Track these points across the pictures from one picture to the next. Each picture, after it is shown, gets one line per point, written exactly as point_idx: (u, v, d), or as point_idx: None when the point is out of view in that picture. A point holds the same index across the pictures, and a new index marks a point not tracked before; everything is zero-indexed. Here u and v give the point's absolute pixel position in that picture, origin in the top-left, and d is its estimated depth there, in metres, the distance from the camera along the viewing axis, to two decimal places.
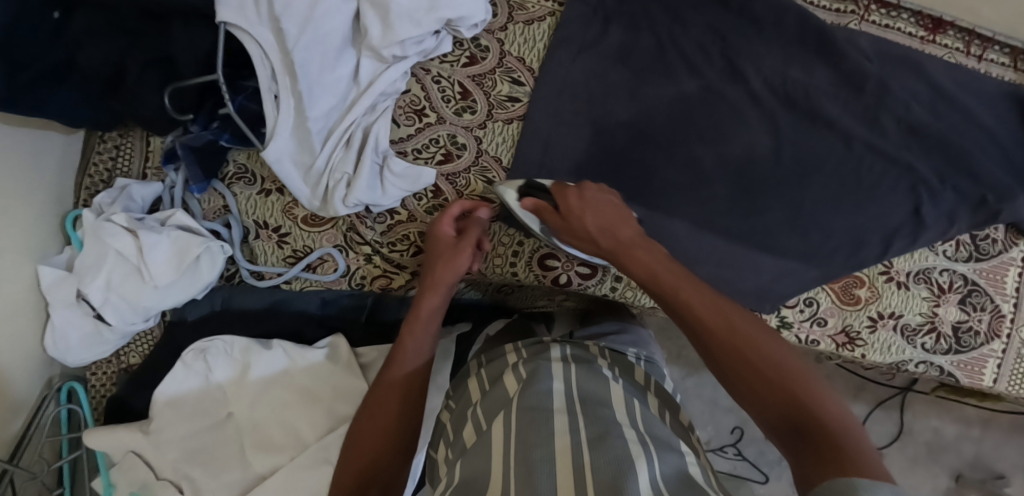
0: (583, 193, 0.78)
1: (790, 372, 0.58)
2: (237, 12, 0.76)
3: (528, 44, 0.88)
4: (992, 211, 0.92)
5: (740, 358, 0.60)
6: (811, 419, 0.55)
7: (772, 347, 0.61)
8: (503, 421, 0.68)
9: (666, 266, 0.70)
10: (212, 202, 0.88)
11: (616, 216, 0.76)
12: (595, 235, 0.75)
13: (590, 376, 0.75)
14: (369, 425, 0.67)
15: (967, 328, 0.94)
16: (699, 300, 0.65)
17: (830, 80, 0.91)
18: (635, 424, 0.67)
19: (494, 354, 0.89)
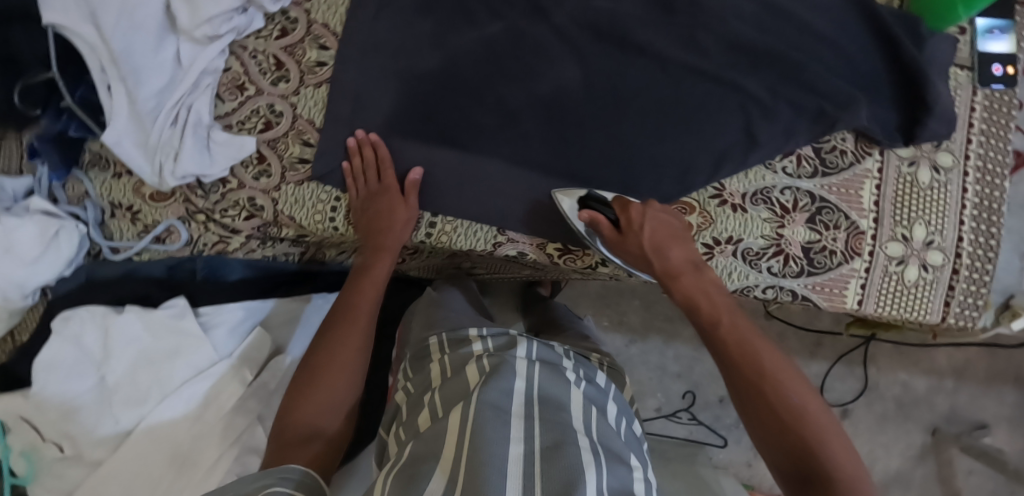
0: (646, 210, 0.82)
1: (800, 416, 0.67)
2: (61, 13, 0.88)
3: (332, 10, 0.93)
4: (831, 120, 0.87)
5: (766, 405, 0.68)
6: (816, 466, 0.65)
7: (793, 389, 0.69)
8: (460, 409, 0.72)
9: (718, 297, 0.77)
10: (75, 189, 0.98)
11: (676, 240, 0.81)
12: (648, 254, 0.79)
13: (548, 379, 0.78)
14: (314, 388, 0.77)
15: (820, 248, 0.89)
16: (733, 336, 0.73)
17: (637, 5, 0.90)
18: (589, 433, 0.72)
19: (457, 340, 0.89)
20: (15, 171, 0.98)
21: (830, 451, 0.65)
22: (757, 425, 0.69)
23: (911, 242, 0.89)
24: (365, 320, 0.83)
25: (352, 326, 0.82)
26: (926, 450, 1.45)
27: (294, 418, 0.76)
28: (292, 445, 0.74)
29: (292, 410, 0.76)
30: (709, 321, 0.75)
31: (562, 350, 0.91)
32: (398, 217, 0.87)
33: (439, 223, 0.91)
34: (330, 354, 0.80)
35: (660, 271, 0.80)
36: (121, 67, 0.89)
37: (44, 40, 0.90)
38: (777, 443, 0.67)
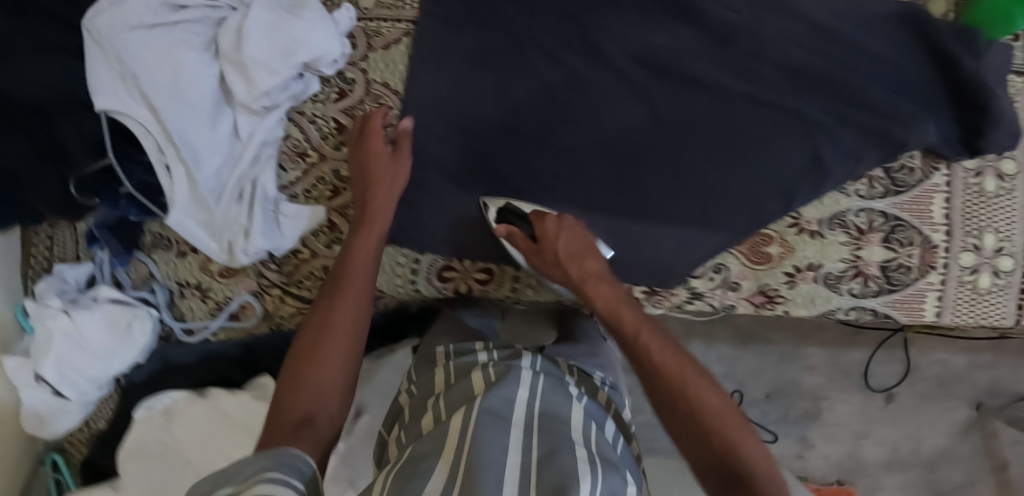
0: (561, 221, 0.81)
1: (720, 414, 0.65)
2: (113, 98, 0.84)
3: (389, 67, 0.92)
4: (897, 141, 0.87)
5: (681, 412, 0.66)
6: (739, 466, 0.61)
7: (702, 396, 0.66)
8: (463, 412, 0.71)
9: (602, 295, 0.76)
10: (139, 271, 0.95)
11: (586, 253, 0.80)
12: (564, 262, 0.79)
13: (553, 392, 0.77)
14: (304, 372, 0.67)
15: (896, 265, 0.91)
16: (659, 350, 0.69)
17: (697, 39, 0.88)
18: (587, 444, 0.69)
19: (462, 347, 0.89)
20: (73, 257, 0.96)
21: (750, 453, 0.62)
22: (679, 430, 0.66)
23: (982, 251, 0.91)
24: (349, 304, 0.74)
25: (341, 314, 0.72)
26: (970, 424, 1.47)
27: (280, 409, 0.64)
28: (284, 429, 0.62)
29: (280, 404, 0.65)
30: (623, 330, 0.73)
31: (569, 366, 0.89)
32: (383, 190, 0.83)
33: (522, 279, 0.90)
34: (314, 336, 0.70)
35: (569, 280, 0.79)
36: (182, 152, 0.87)
37: (96, 124, 0.86)
38: (698, 443, 0.64)
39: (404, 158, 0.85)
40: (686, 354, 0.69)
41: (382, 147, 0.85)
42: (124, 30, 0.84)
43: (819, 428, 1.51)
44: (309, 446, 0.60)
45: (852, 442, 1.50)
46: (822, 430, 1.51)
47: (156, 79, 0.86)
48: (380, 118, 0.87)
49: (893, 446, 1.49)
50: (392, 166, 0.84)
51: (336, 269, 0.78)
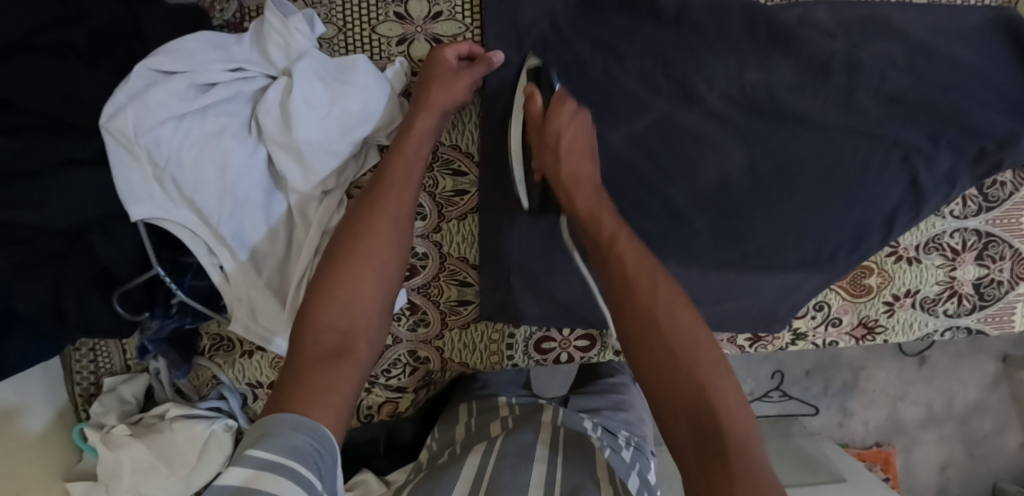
0: (576, 112, 0.75)
1: (694, 350, 0.59)
2: (150, 205, 0.73)
3: (458, 129, 0.83)
4: (993, 161, 0.84)
5: (658, 339, 0.59)
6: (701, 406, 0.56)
7: (686, 324, 0.60)
8: (479, 456, 0.72)
9: (583, 197, 0.71)
10: (201, 376, 0.86)
11: (579, 162, 0.73)
12: (563, 155, 0.73)
13: (575, 440, 0.78)
14: (340, 285, 0.67)
15: (988, 281, 0.90)
16: (631, 258, 0.65)
17: (794, 71, 0.82)
18: (613, 483, 0.69)
19: (484, 402, 0.87)
20: (122, 369, 0.86)
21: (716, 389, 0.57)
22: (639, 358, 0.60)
23: None
24: (384, 225, 0.71)
25: (377, 240, 0.70)
26: (998, 376, 1.57)
27: (318, 319, 0.64)
28: (320, 347, 0.62)
29: (314, 308, 0.65)
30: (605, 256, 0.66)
31: (589, 425, 0.85)
32: (439, 103, 0.76)
33: None
34: (352, 235, 0.70)
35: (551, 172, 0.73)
36: (236, 254, 0.78)
37: (133, 234, 0.75)
38: (652, 369, 0.59)
39: (468, 76, 0.77)
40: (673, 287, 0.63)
41: (452, 59, 0.78)
42: (154, 124, 0.72)
43: (859, 397, 1.58)
44: (346, 371, 0.61)
45: (890, 405, 1.59)
46: (862, 398, 1.58)
47: (200, 177, 0.75)
48: (464, 43, 0.80)
49: (929, 404, 1.58)
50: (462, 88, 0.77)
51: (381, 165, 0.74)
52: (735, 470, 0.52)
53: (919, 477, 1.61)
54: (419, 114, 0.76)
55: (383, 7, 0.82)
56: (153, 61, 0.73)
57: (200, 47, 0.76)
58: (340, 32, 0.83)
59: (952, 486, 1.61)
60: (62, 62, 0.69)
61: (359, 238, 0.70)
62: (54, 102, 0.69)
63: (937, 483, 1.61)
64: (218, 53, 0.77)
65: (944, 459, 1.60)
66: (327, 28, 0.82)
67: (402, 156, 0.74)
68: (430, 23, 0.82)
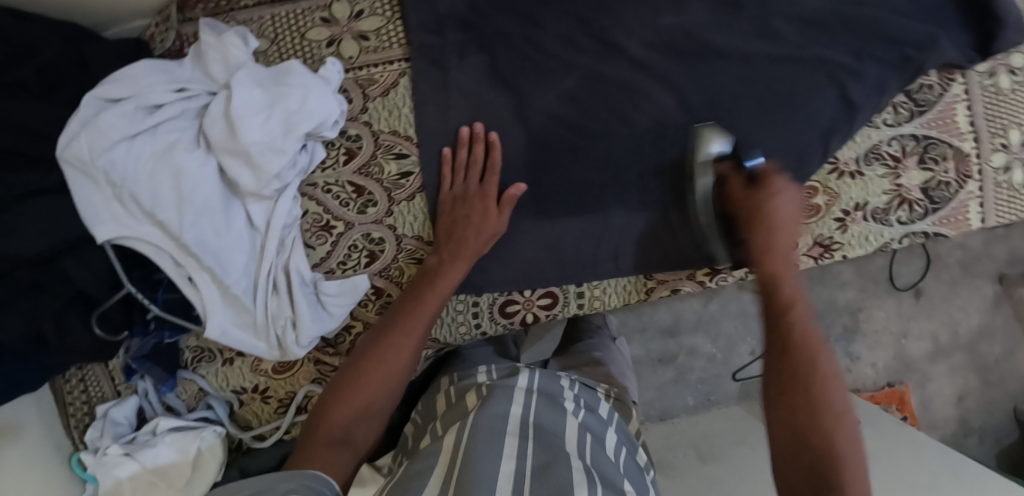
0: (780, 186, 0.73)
1: (826, 404, 0.61)
2: (114, 224, 0.78)
3: (394, 114, 0.85)
4: (917, 64, 0.87)
5: (803, 394, 0.63)
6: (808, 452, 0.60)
7: (827, 386, 0.63)
8: (455, 433, 0.73)
9: (781, 210, 0.71)
10: (188, 389, 0.89)
11: (793, 224, 0.71)
12: (779, 223, 0.71)
13: (548, 408, 0.79)
14: (354, 394, 0.77)
15: (936, 184, 0.92)
16: (781, 243, 0.70)
17: (708, 9, 0.85)
18: (584, 456, 0.71)
19: (466, 371, 0.90)
20: (112, 395, 0.89)
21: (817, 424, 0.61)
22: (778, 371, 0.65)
23: (1010, 147, 0.93)
24: (404, 349, 0.79)
25: (394, 351, 0.79)
26: (999, 298, 1.55)
27: (332, 419, 0.76)
28: (323, 442, 0.74)
29: (331, 407, 0.77)
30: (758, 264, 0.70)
31: (568, 379, 0.89)
32: (472, 251, 0.80)
33: (586, 291, 0.88)
34: (376, 356, 0.79)
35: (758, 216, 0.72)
36: (204, 261, 0.81)
37: (102, 258, 0.79)
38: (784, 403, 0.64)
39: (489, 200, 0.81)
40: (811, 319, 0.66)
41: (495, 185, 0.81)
42: (109, 146, 0.76)
43: (862, 340, 1.57)
44: (340, 466, 0.73)
45: (895, 344, 1.57)
46: (866, 341, 1.57)
47: (156, 193, 0.78)
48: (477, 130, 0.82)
49: (934, 337, 1.57)
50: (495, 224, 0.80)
51: (413, 286, 0.82)
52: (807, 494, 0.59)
53: (937, 412, 1.58)
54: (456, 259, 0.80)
55: (310, 15, 0.86)
56: (101, 90, 0.77)
57: (145, 72, 0.80)
58: (273, 43, 0.86)
59: (974, 419, 1.58)
60: (14, 100, 0.74)
61: (381, 357, 0.78)
62: (14, 140, 0.74)
63: (956, 415, 1.58)
64: (163, 76, 0.81)
65: (959, 390, 1.58)
66: (261, 41, 0.86)
67: (436, 290, 0.80)
68: (354, 21, 0.85)
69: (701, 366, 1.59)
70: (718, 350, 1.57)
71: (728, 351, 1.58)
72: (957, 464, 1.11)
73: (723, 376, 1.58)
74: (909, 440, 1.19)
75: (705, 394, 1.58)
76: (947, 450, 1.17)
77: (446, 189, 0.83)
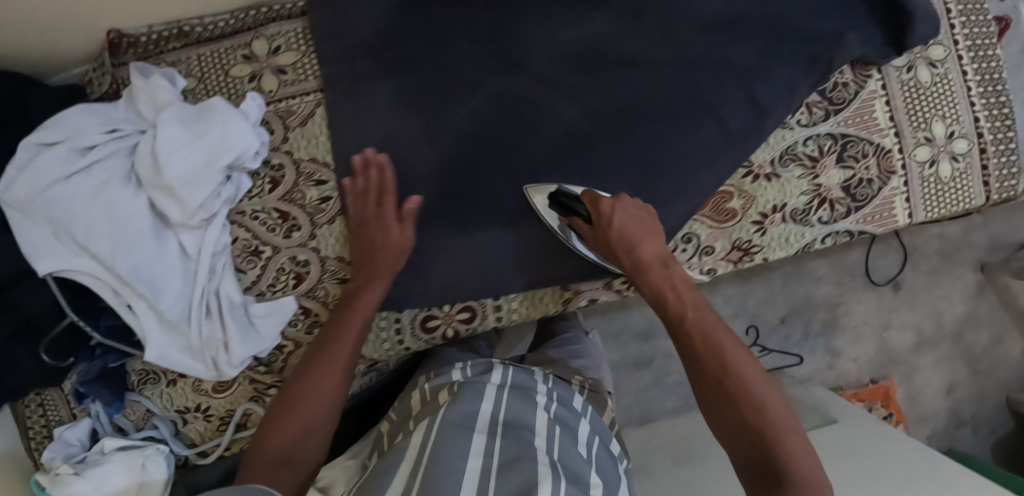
0: (618, 204, 0.80)
1: (768, 414, 0.68)
2: (53, 258, 0.82)
3: (312, 143, 0.89)
4: (826, 62, 0.88)
5: (733, 411, 0.69)
6: (777, 461, 0.66)
7: (767, 398, 0.69)
8: (427, 427, 0.73)
9: (647, 247, 0.79)
10: (136, 409, 0.94)
11: (642, 228, 0.80)
12: (617, 244, 0.80)
13: (519, 402, 0.79)
14: (290, 420, 0.76)
15: (857, 182, 0.91)
16: (659, 277, 0.79)
17: (609, 21, 0.87)
18: (549, 452, 0.72)
19: (440, 370, 0.90)
20: (69, 417, 0.94)
21: (776, 427, 0.67)
22: (719, 403, 0.70)
23: (934, 141, 0.92)
24: (334, 368, 0.80)
25: (326, 370, 0.79)
26: (981, 285, 1.51)
27: (270, 439, 0.75)
28: (262, 468, 0.73)
29: (271, 429, 0.76)
30: (658, 295, 0.78)
31: (539, 372, 0.90)
32: (384, 273, 0.83)
33: (504, 305, 0.91)
34: (311, 375, 0.79)
35: (630, 263, 0.80)
36: (138, 289, 0.85)
37: (46, 289, 0.84)
38: (744, 426, 0.68)
39: (393, 223, 0.83)
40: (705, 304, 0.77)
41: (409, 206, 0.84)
42: (45, 188, 0.81)
43: (843, 334, 1.51)
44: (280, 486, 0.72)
45: (876, 337, 1.52)
46: (847, 335, 1.51)
47: (90, 228, 0.83)
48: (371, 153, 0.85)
49: (917, 328, 1.52)
50: (402, 240, 0.83)
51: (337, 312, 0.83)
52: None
53: (925, 406, 1.51)
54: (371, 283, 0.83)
55: (232, 53, 0.90)
56: (36, 136, 0.82)
57: (79, 116, 0.85)
58: (200, 82, 0.90)
59: (964, 409, 1.52)
60: None
61: (314, 376, 0.79)
62: None
63: (947, 407, 1.52)
64: (96, 119, 0.86)
65: (948, 380, 1.52)
66: (189, 80, 0.90)
67: (357, 313, 0.82)
68: (272, 56, 0.89)
69: (678, 370, 1.56)
70: None
71: None
72: (934, 462, 1.06)
73: None
74: (887, 438, 1.15)
75: (685, 398, 1.56)
76: (921, 445, 1.13)
77: (354, 210, 0.84)
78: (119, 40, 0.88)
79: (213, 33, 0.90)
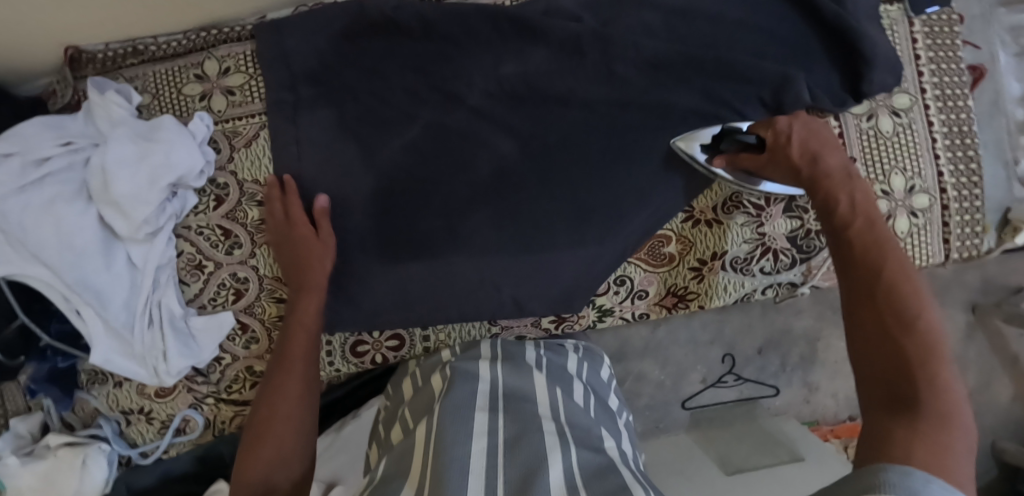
0: (798, 120, 0.80)
1: (918, 319, 0.60)
2: (5, 264, 0.84)
3: (256, 165, 0.92)
4: (775, 109, 0.84)
5: (874, 320, 0.61)
6: (910, 380, 0.57)
7: (913, 294, 0.61)
8: (426, 424, 0.71)
9: (835, 156, 0.76)
10: (83, 408, 0.98)
11: (832, 142, 0.78)
12: (798, 150, 0.77)
13: (513, 379, 0.80)
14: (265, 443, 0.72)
15: (804, 233, 0.88)
16: (848, 188, 0.72)
17: (548, 58, 0.86)
18: (555, 416, 0.73)
19: (432, 356, 0.90)
20: (25, 410, 0.98)
21: (919, 333, 0.59)
22: (864, 321, 0.62)
23: (892, 194, 0.87)
24: (295, 383, 0.77)
25: (287, 383, 0.77)
26: (971, 327, 1.39)
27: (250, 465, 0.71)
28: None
29: (247, 454, 0.72)
30: (829, 201, 0.72)
31: (530, 345, 0.90)
32: (316, 283, 0.84)
33: (431, 333, 0.93)
34: (274, 388, 0.77)
35: (811, 163, 0.75)
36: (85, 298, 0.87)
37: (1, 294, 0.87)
38: (880, 349, 0.60)
39: (319, 242, 0.84)
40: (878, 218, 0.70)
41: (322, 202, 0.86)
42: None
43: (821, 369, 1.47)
44: None
45: None
46: (825, 370, 1.47)
47: (40, 239, 0.85)
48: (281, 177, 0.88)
49: None
50: (324, 247, 0.84)
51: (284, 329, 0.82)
52: (913, 430, 0.53)
53: None
54: (303, 294, 0.83)
55: (185, 71, 0.92)
56: None
57: (34, 130, 0.87)
58: (156, 98, 0.93)
59: None
60: None
61: (275, 392, 0.76)
62: None
63: None
64: (51, 132, 0.88)
65: None
66: (144, 96, 0.93)
67: (302, 326, 0.81)
68: (221, 77, 0.92)
69: (648, 394, 1.44)
70: (665, 376, 1.43)
71: (677, 378, 1.44)
72: None
73: (672, 404, 1.44)
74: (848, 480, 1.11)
75: (654, 421, 1.44)
76: None
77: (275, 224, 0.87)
78: (77, 56, 0.91)
79: (167, 52, 0.92)
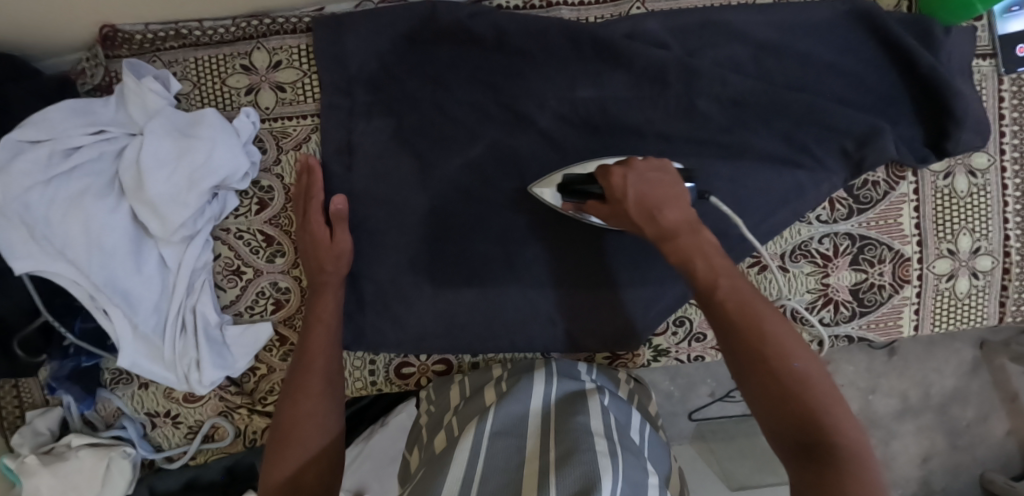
0: (627, 167, 0.70)
1: (804, 375, 0.57)
2: (29, 258, 0.77)
3: None
4: (855, 161, 0.81)
5: (767, 380, 0.57)
6: (820, 433, 0.55)
7: (793, 344, 0.59)
8: (471, 436, 0.68)
9: (675, 211, 0.67)
10: (107, 407, 0.90)
11: (670, 184, 0.69)
12: (635, 206, 0.68)
13: (568, 398, 0.76)
14: (291, 448, 0.68)
15: (868, 286, 0.86)
16: (690, 242, 0.65)
17: (628, 84, 0.82)
18: (608, 433, 0.68)
19: (479, 379, 0.83)
20: (42, 402, 0.92)
21: (811, 384, 0.57)
22: (756, 387, 0.58)
23: (957, 254, 0.87)
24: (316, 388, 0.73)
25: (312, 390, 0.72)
26: (978, 362, 1.25)
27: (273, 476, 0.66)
28: None
29: (272, 466, 0.67)
30: (682, 263, 0.64)
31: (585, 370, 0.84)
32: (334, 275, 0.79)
33: (481, 360, 0.89)
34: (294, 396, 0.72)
35: (654, 226, 0.67)
36: (114, 300, 0.81)
37: (22, 286, 0.81)
38: (781, 417, 0.56)
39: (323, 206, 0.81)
40: (735, 268, 0.64)
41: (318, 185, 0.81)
42: (24, 190, 0.76)
43: None
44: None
45: (859, 399, 1.26)
46: None
47: (68, 236, 0.78)
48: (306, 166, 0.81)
49: (903, 395, 1.26)
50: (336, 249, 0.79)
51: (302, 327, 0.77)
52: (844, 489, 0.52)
53: (898, 472, 1.28)
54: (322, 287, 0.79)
55: (230, 60, 0.85)
56: (17, 132, 0.77)
57: (63, 116, 0.79)
58: (195, 87, 0.85)
59: (937, 480, 1.28)
60: None
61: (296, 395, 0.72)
62: None
63: (919, 478, 1.28)
64: (81, 119, 0.80)
65: (925, 448, 1.27)
66: (184, 84, 0.85)
67: (325, 332, 0.77)
68: (272, 71, 0.85)
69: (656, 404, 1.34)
70: (674, 388, 1.31)
71: (687, 390, 1.33)
72: None
73: (678, 415, 1.33)
74: None
75: None
76: None
77: (297, 227, 0.82)
78: (112, 35, 0.83)
79: (212, 38, 0.85)
